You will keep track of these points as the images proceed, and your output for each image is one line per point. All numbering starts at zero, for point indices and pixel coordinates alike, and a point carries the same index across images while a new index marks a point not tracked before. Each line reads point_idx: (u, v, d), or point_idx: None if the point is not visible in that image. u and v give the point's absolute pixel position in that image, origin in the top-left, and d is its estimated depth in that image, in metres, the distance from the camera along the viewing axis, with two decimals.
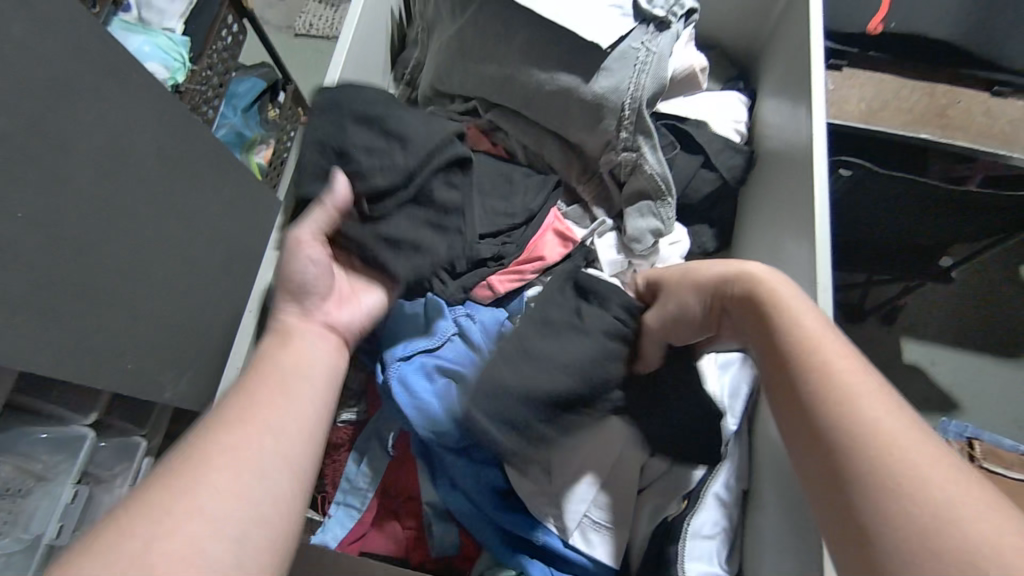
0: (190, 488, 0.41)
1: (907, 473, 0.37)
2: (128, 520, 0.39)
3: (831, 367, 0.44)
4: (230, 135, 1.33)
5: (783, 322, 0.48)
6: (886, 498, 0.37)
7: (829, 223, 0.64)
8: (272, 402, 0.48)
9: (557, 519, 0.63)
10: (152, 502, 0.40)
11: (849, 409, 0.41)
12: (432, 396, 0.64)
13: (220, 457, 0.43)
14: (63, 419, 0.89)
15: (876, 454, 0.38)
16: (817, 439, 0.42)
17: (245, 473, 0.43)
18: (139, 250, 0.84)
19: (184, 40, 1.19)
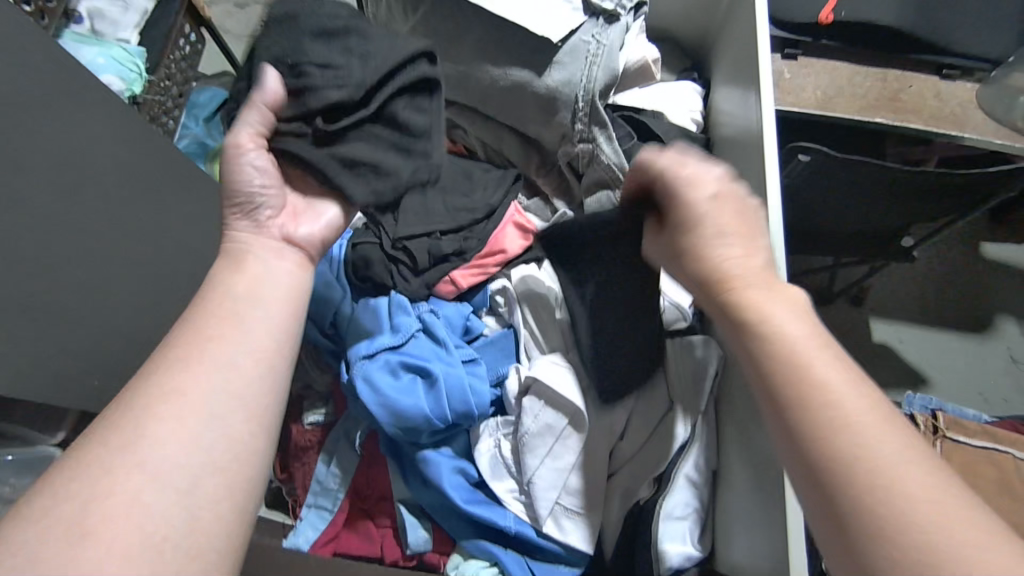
0: (133, 429, 0.41)
1: (874, 471, 0.37)
2: (74, 470, 0.39)
3: (816, 389, 0.41)
4: (192, 146, 1.29)
5: (760, 334, 0.45)
6: (889, 541, 0.35)
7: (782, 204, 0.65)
8: (214, 340, 0.47)
9: (528, 509, 0.64)
10: (105, 448, 0.40)
11: (837, 440, 0.39)
12: (397, 393, 0.63)
13: (164, 403, 0.43)
14: (28, 441, 0.89)
15: (876, 494, 0.36)
16: (808, 466, 0.40)
17: (191, 412, 0.43)
18: (101, 265, 0.82)
19: (139, 50, 1.16)
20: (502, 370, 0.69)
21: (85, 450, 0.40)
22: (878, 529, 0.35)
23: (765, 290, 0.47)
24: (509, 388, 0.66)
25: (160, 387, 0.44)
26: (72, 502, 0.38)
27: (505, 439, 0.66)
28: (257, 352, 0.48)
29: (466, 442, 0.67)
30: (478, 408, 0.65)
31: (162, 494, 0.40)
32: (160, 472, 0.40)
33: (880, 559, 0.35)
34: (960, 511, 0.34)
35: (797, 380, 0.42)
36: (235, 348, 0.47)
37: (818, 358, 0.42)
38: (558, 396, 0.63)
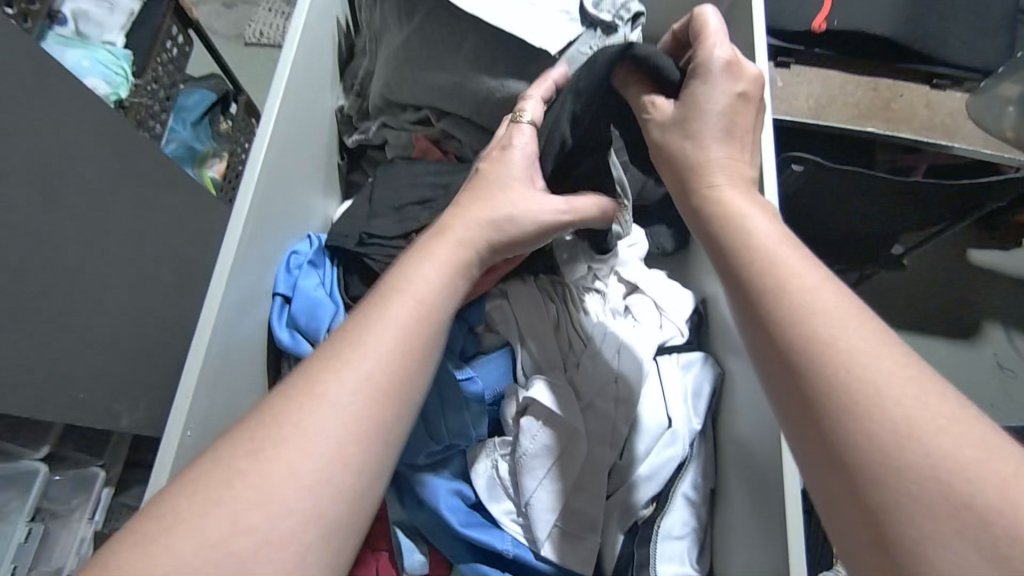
0: (292, 441, 0.39)
1: (885, 414, 0.34)
2: (228, 473, 0.38)
3: (800, 300, 0.39)
4: (180, 150, 1.26)
5: (755, 265, 0.42)
6: (880, 454, 0.33)
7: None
8: (367, 355, 0.43)
9: (526, 531, 0.63)
10: (241, 455, 0.39)
11: (826, 353, 0.37)
12: None
13: (323, 417, 0.40)
14: (10, 456, 0.84)
15: (871, 422, 0.34)
16: (795, 385, 0.38)
17: (341, 436, 0.40)
18: (87, 279, 0.79)
19: (126, 53, 1.15)
20: (499, 389, 0.68)
21: (234, 452, 0.39)
22: (870, 440, 0.34)
23: (747, 205, 0.46)
24: (506, 408, 0.66)
25: (312, 408, 0.40)
26: (233, 518, 0.37)
27: (503, 460, 0.64)
28: (401, 362, 0.43)
29: (462, 463, 0.66)
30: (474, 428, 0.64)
31: (309, 520, 0.37)
32: (302, 499, 0.38)
33: (869, 478, 0.33)
34: (949, 419, 0.34)
35: (782, 295, 0.40)
36: (375, 363, 0.42)
37: (800, 270, 0.41)
38: (557, 416, 0.63)
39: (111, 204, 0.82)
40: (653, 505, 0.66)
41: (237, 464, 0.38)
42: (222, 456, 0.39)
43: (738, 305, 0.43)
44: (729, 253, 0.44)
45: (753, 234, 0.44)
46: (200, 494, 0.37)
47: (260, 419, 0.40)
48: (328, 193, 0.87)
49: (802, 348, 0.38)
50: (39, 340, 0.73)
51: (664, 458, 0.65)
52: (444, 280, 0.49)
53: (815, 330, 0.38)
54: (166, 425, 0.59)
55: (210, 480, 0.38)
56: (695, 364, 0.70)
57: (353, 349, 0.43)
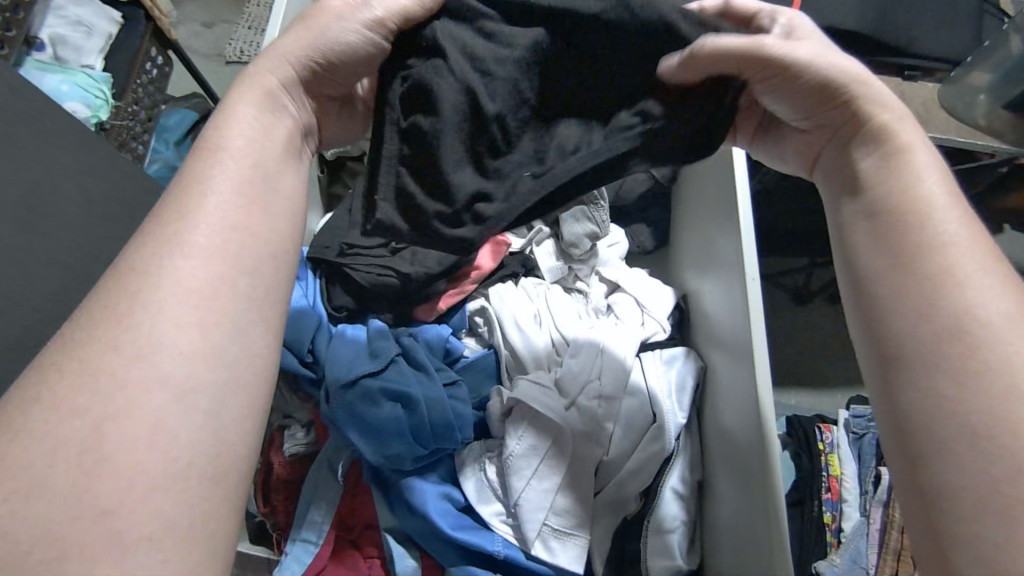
0: (129, 335, 0.36)
1: (1004, 400, 0.35)
2: (61, 385, 0.34)
3: (945, 266, 0.39)
4: (162, 170, 1.27)
5: (910, 223, 0.41)
6: (969, 430, 0.35)
7: (752, 219, 0.67)
8: (212, 227, 0.40)
9: (516, 531, 0.63)
10: (77, 372, 0.34)
11: (958, 321, 0.38)
12: (378, 421, 0.62)
13: (174, 304, 0.37)
14: None
15: (989, 402, 0.35)
16: (901, 332, 0.39)
17: (198, 317, 0.37)
18: None
19: (105, 76, 1.13)
20: (484, 392, 0.69)
21: (65, 363, 0.35)
22: (964, 411, 0.35)
23: (920, 165, 0.44)
24: (492, 410, 0.66)
25: (150, 295, 0.37)
26: (83, 426, 0.33)
27: (491, 462, 0.65)
28: (245, 228, 0.42)
29: (450, 467, 0.67)
30: (462, 432, 0.64)
31: (189, 418, 0.35)
32: (170, 396, 0.35)
33: (959, 452, 0.35)
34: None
35: (935, 254, 0.40)
36: (217, 231, 0.40)
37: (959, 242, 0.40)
38: (542, 416, 0.63)
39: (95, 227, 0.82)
40: (642, 500, 0.67)
41: (75, 371, 0.34)
42: (48, 369, 0.35)
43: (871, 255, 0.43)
44: (881, 204, 0.43)
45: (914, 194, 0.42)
46: (31, 411, 0.33)
47: (84, 327, 0.36)
48: (311, 207, 0.87)
49: (934, 305, 0.39)
50: None
51: (650, 454, 0.66)
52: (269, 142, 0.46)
53: (946, 289, 0.39)
54: None
55: (47, 393, 0.34)
56: (677, 360, 0.71)
57: (187, 221, 0.40)
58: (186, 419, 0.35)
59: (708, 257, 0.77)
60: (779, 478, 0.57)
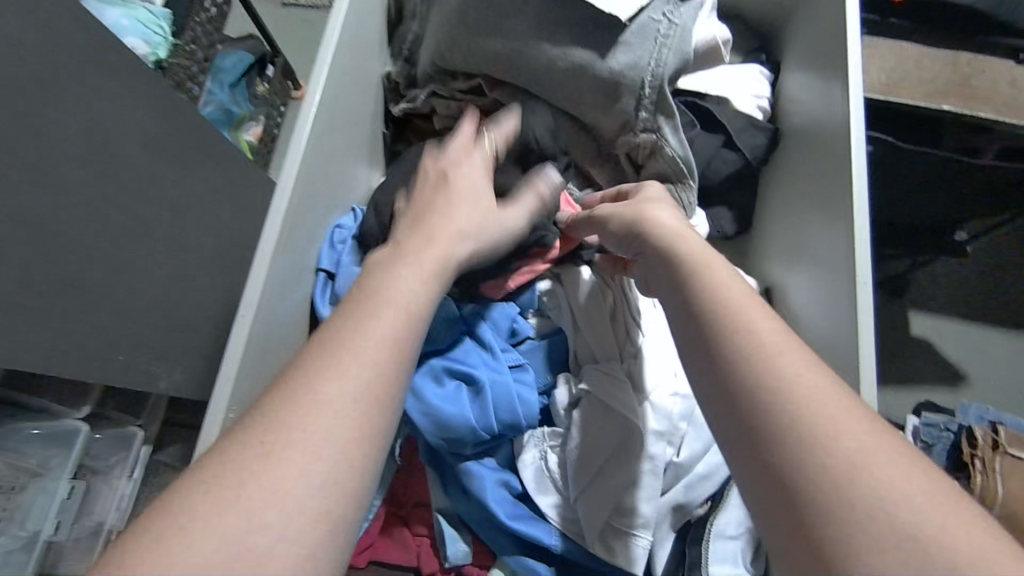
0: (292, 457, 0.33)
1: (844, 477, 0.33)
2: (221, 481, 0.33)
3: (733, 325, 0.41)
4: (216, 114, 1.23)
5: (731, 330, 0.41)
6: (816, 498, 0.33)
7: (868, 213, 0.60)
8: (386, 314, 0.40)
9: (574, 526, 0.60)
10: (236, 473, 0.33)
11: (779, 421, 0.36)
12: (441, 401, 0.59)
13: (315, 422, 0.35)
14: (56, 413, 0.85)
15: (837, 485, 0.33)
16: (739, 422, 0.38)
17: (342, 428, 0.35)
18: (124, 242, 0.78)
19: (164, 12, 1.10)
20: (552, 377, 0.65)
21: (222, 461, 0.34)
22: (803, 479, 0.34)
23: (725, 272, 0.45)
24: (557, 397, 0.63)
25: (312, 390, 0.36)
26: (232, 520, 0.31)
27: (553, 452, 0.62)
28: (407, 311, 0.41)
29: (510, 452, 0.63)
30: (526, 420, 0.60)
31: (315, 515, 0.33)
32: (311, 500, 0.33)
33: (833, 531, 0.32)
34: (874, 446, 0.35)
35: (729, 330, 0.41)
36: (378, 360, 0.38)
37: (747, 304, 0.42)
38: (613, 410, 0.59)
39: (152, 168, 0.80)
40: (707, 504, 0.64)
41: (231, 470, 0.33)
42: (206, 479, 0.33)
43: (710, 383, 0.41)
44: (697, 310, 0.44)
45: (702, 277, 0.45)
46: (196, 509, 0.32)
47: (233, 443, 0.34)
48: (371, 164, 0.84)
49: (745, 383, 0.38)
50: (78, 303, 0.72)
51: (722, 458, 0.61)
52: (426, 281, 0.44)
53: (747, 361, 0.39)
54: (208, 409, 0.57)
55: (216, 482, 0.33)
56: None
57: (375, 305, 0.40)
58: (314, 523, 0.32)
59: (801, 251, 0.70)
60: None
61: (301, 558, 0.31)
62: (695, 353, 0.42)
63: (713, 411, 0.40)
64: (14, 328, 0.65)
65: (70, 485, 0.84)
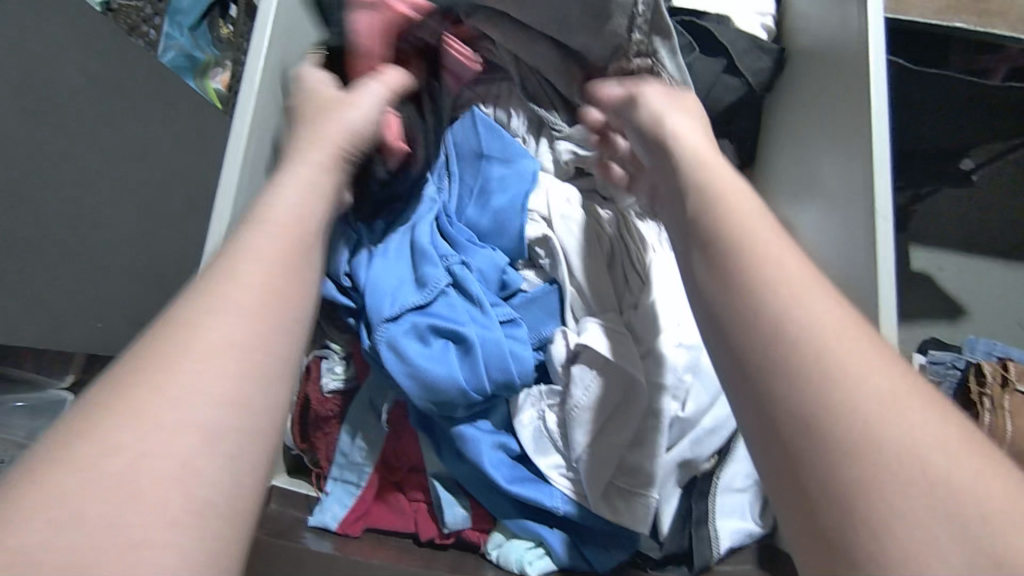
0: (168, 376, 0.31)
1: (869, 439, 0.29)
2: (102, 412, 0.29)
3: (751, 263, 0.36)
4: (178, 60, 1.11)
5: (744, 266, 0.36)
6: (829, 434, 0.29)
7: (889, 153, 0.54)
8: (276, 231, 0.39)
9: (577, 488, 0.57)
10: (113, 403, 0.30)
11: (799, 368, 0.32)
12: (428, 362, 0.55)
13: (212, 350, 0.32)
14: (34, 385, 0.83)
15: (864, 449, 0.29)
16: (742, 362, 0.34)
17: (237, 330, 0.34)
18: (85, 200, 0.71)
19: None
20: (546, 332, 0.60)
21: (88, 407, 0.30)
22: (811, 413, 0.30)
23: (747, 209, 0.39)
24: (554, 354, 0.58)
25: (210, 299, 0.34)
26: (121, 454, 0.28)
27: (551, 411, 0.58)
28: (301, 226, 0.40)
29: (506, 413, 0.59)
30: (520, 377, 0.57)
31: (205, 423, 0.30)
32: (201, 422, 0.30)
33: (853, 498, 0.28)
34: (903, 387, 0.30)
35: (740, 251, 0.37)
36: (264, 268, 0.37)
37: (757, 225, 0.38)
38: (612, 364, 0.56)
39: (108, 118, 0.72)
40: (714, 458, 0.62)
41: (124, 385, 0.31)
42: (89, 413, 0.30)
43: (719, 328, 0.36)
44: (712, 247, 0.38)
45: (715, 196, 0.41)
46: (95, 426, 0.29)
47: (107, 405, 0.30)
48: None
49: (754, 310, 0.34)
50: (41, 270, 0.67)
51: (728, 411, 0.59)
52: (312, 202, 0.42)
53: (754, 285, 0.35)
54: None
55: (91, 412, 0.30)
56: None
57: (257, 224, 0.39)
58: (200, 432, 0.30)
59: (813, 185, 0.64)
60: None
61: (193, 471, 0.29)
62: (708, 297, 0.37)
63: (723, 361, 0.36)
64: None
65: None
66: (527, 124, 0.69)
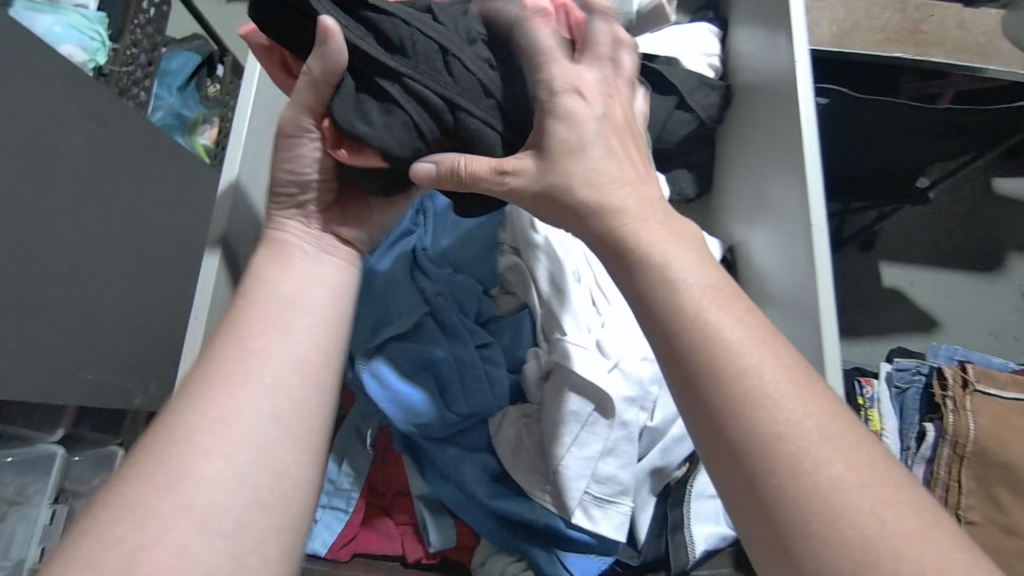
0: (189, 450, 0.40)
1: (818, 491, 0.33)
2: (154, 469, 0.39)
3: (702, 324, 0.38)
4: (167, 118, 1.19)
5: (689, 322, 0.38)
6: (788, 489, 0.33)
7: (821, 179, 0.60)
8: (264, 320, 0.48)
9: (558, 502, 0.58)
10: (145, 480, 0.38)
11: (758, 426, 0.35)
12: (409, 387, 0.59)
13: (219, 425, 0.42)
14: (28, 439, 0.89)
15: (817, 499, 0.33)
16: (711, 423, 0.36)
17: (244, 408, 0.43)
18: (79, 256, 0.75)
19: (100, 16, 1.07)
20: (519, 353, 0.64)
21: (132, 486, 0.38)
22: (769, 465, 0.34)
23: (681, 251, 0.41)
24: (528, 373, 0.62)
25: (216, 391, 0.43)
26: (146, 521, 0.36)
27: (529, 428, 0.61)
28: (284, 306, 0.50)
29: (485, 433, 0.62)
30: (495, 398, 0.60)
31: (232, 489, 0.40)
32: (199, 494, 0.39)
33: (809, 544, 0.32)
34: (835, 429, 0.35)
35: (678, 322, 0.39)
36: (278, 359, 0.47)
37: (704, 289, 0.39)
38: (584, 380, 0.59)
39: (99, 180, 0.77)
40: (685, 466, 0.65)
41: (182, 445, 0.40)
42: (136, 480, 0.38)
43: (681, 391, 0.38)
44: (664, 309, 0.39)
45: (657, 255, 0.41)
46: (146, 494, 0.38)
47: (143, 479, 0.38)
48: None
49: (702, 383, 0.37)
50: (40, 323, 0.71)
51: None
52: (301, 285, 0.52)
53: (700, 353, 0.37)
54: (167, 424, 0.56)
55: (129, 486, 0.38)
56: None
57: (256, 307, 0.49)
58: (227, 494, 0.40)
59: (763, 207, 0.69)
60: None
61: (186, 549, 0.36)
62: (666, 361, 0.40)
63: (689, 418, 0.38)
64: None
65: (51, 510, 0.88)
66: None
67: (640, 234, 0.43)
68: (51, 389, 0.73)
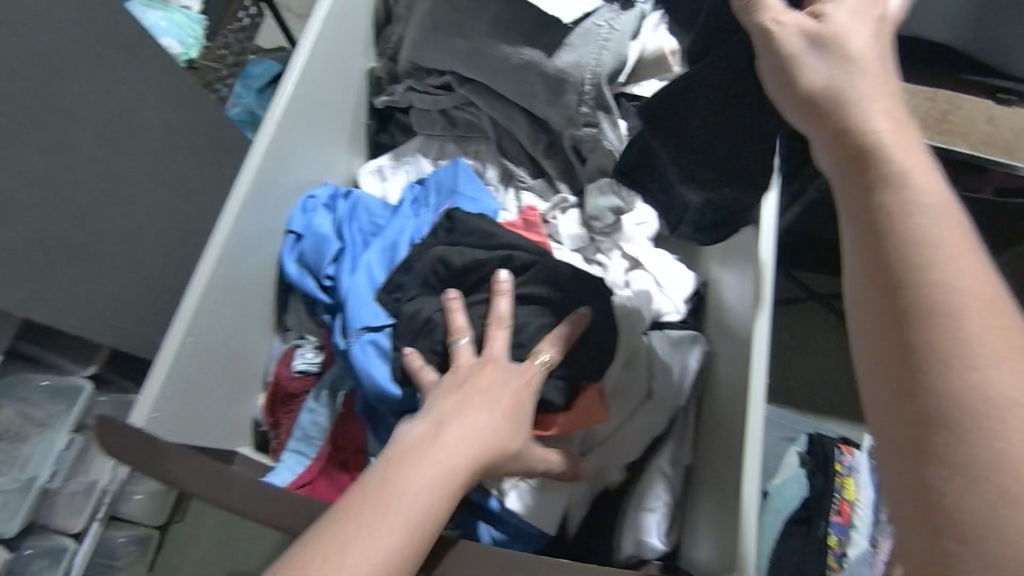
0: (361, 539, 0.39)
1: (1003, 424, 0.30)
2: (353, 531, 0.39)
3: (905, 191, 0.35)
4: (243, 117, 1.30)
5: (892, 191, 0.35)
6: (988, 421, 0.30)
7: (775, 222, 0.65)
8: (466, 421, 0.48)
9: (495, 481, 0.63)
10: (318, 548, 0.38)
11: (938, 322, 0.32)
12: (379, 357, 0.64)
13: (397, 505, 0.41)
14: (62, 369, 0.91)
15: (985, 414, 0.30)
16: (891, 341, 0.33)
17: (427, 504, 0.42)
18: (137, 214, 0.86)
19: (199, 18, 1.22)
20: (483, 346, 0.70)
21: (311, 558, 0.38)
22: (949, 397, 0.31)
23: (873, 99, 0.37)
24: None
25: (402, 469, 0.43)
26: None
27: None
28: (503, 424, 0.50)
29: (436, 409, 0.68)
30: None
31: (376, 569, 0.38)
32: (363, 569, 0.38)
33: (967, 506, 0.30)
34: (1004, 331, 0.32)
35: (914, 238, 0.34)
36: (472, 448, 0.47)
37: (901, 147, 0.36)
38: None
39: (166, 152, 0.88)
40: (627, 472, 0.68)
41: (363, 508, 0.41)
42: (312, 558, 0.38)
43: (867, 272, 0.35)
44: (878, 184, 0.35)
45: (839, 113, 0.37)
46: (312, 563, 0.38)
47: (318, 546, 0.38)
48: (354, 149, 0.91)
49: (907, 324, 0.33)
50: (95, 267, 0.81)
51: (639, 427, 0.67)
52: (497, 416, 0.50)
53: (926, 297, 0.32)
54: (159, 352, 0.63)
55: (312, 550, 0.38)
56: (687, 344, 0.69)
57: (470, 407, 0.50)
58: None
59: (733, 244, 0.73)
60: (756, 472, 0.57)
61: None
62: (858, 232, 0.36)
63: (859, 309, 0.36)
64: (7, 288, 0.71)
65: (70, 440, 0.90)
66: (499, 175, 0.83)
67: (892, 168, 0.35)
68: (96, 330, 0.82)
